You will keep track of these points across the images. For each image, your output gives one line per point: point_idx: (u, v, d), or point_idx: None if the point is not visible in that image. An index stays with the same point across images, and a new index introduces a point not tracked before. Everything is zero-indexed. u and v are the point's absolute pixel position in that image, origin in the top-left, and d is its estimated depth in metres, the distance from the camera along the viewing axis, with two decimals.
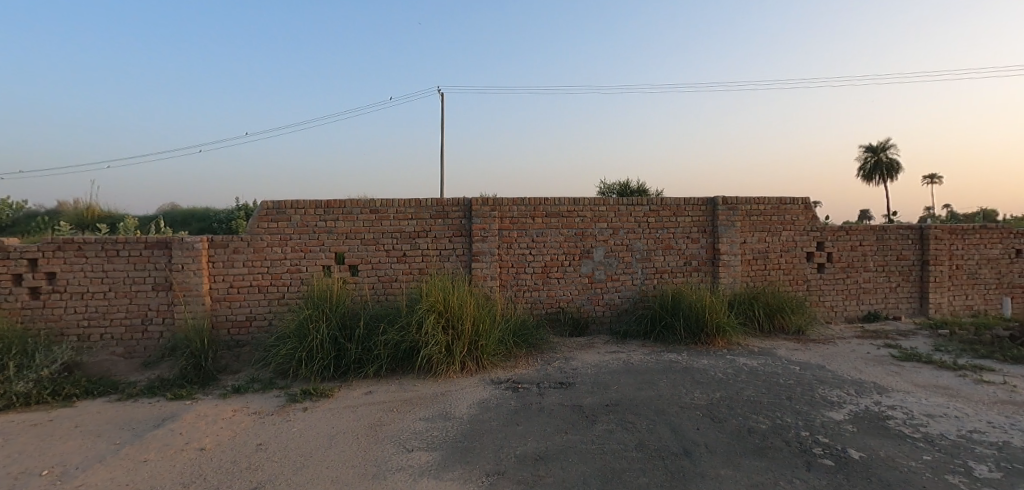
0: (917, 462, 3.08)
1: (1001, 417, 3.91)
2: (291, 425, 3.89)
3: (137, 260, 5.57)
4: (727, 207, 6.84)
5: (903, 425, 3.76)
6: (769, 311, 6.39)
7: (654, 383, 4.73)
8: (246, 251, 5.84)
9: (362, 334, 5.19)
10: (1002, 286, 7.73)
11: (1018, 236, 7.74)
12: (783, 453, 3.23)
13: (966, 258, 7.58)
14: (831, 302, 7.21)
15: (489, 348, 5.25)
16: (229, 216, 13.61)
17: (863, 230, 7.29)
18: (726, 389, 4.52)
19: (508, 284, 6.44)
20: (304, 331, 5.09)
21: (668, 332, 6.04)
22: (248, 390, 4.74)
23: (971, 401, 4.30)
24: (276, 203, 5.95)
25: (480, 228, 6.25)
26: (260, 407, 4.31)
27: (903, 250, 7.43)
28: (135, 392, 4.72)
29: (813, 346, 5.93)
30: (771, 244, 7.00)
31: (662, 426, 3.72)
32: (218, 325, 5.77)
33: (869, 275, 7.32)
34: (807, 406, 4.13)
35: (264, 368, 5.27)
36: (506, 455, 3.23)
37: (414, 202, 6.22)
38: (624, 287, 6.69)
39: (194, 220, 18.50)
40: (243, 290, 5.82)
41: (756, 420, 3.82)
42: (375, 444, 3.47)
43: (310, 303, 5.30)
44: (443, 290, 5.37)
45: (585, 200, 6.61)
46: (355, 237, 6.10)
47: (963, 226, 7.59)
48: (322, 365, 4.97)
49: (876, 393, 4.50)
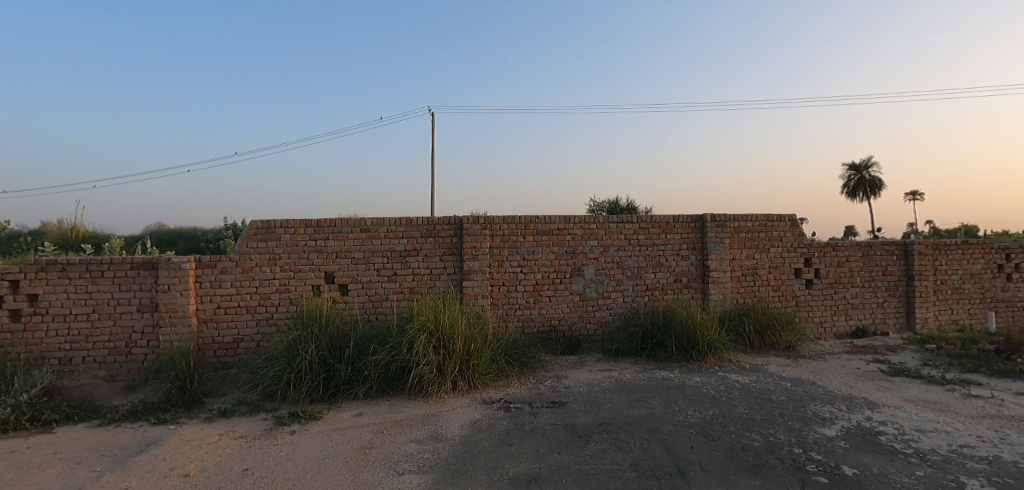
0: (910, 478, 3.08)
1: (991, 432, 3.94)
2: (278, 449, 3.80)
3: (123, 281, 5.48)
4: (716, 224, 6.91)
5: (895, 440, 3.77)
6: (760, 328, 6.42)
7: (648, 401, 4.71)
8: (235, 271, 5.78)
9: (352, 355, 5.13)
10: (985, 301, 7.85)
11: (999, 251, 7.89)
12: (777, 470, 3.22)
13: (950, 273, 7.70)
14: (820, 317, 7.27)
15: (482, 367, 5.21)
16: (217, 236, 13.54)
17: (850, 246, 7.38)
18: (719, 406, 4.51)
19: (500, 302, 6.42)
20: (292, 352, 5.01)
21: (660, 349, 6.04)
22: (235, 413, 4.64)
23: (961, 415, 4.33)
24: (266, 222, 5.91)
25: (471, 247, 6.25)
26: (246, 431, 4.22)
27: (889, 266, 7.53)
28: (117, 417, 4.59)
29: (804, 362, 5.95)
30: (759, 260, 7.07)
31: (656, 445, 3.71)
32: (205, 346, 5.67)
33: (856, 290, 7.41)
34: (799, 422, 4.14)
35: (251, 391, 5.17)
36: (499, 477, 3.18)
37: (404, 221, 6.21)
38: (615, 305, 6.70)
39: (181, 240, 18.37)
40: (231, 310, 5.74)
41: (750, 437, 3.81)
42: (365, 467, 3.41)
43: (300, 324, 5.24)
44: (434, 309, 5.33)
45: (575, 218, 6.65)
46: (345, 256, 6.06)
47: (947, 242, 7.72)
48: (311, 386, 4.88)
49: (867, 408, 4.52)
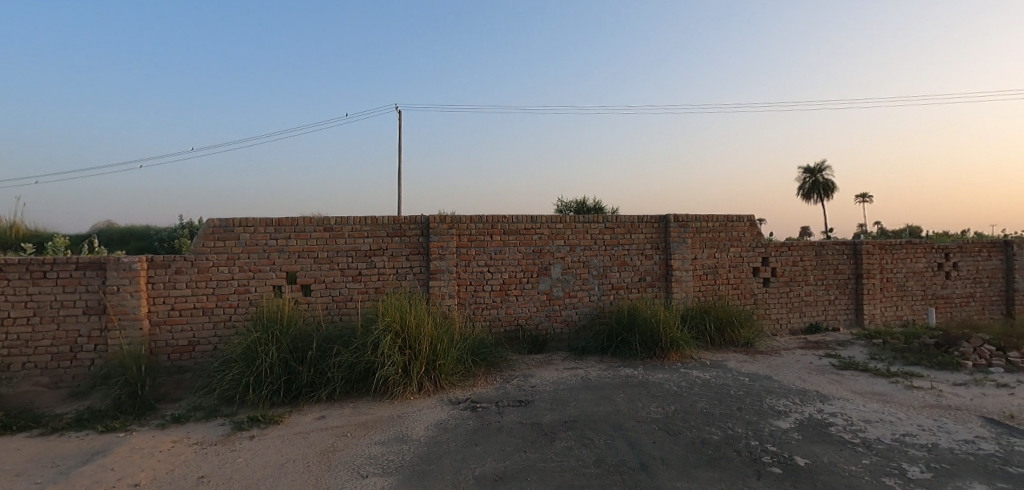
0: (857, 466, 3.24)
1: (930, 420, 4.19)
2: (236, 455, 3.68)
3: (67, 282, 5.19)
4: (679, 224, 7.08)
5: (844, 431, 3.96)
6: (720, 324, 6.63)
7: (612, 398, 4.79)
8: (190, 271, 5.56)
9: (315, 356, 5.01)
10: (927, 297, 8.33)
11: (939, 250, 8.39)
12: (735, 462, 3.33)
13: (896, 272, 8.14)
14: (777, 314, 7.56)
15: (448, 367, 5.19)
16: (172, 235, 12.95)
17: (805, 245, 7.70)
18: (681, 402, 4.63)
19: (467, 302, 6.40)
20: (252, 354, 4.86)
21: (625, 347, 6.14)
22: (190, 419, 4.46)
23: (903, 406, 4.59)
24: (224, 221, 5.70)
25: (438, 246, 6.21)
26: (202, 437, 4.06)
27: (840, 264, 7.89)
28: (61, 425, 4.35)
29: (761, 357, 6.17)
30: (720, 260, 7.29)
31: (619, 441, 3.77)
32: (158, 350, 5.43)
33: (810, 288, 7.74)
34: (756, 416, 4.29)
35: (208, 395, 4.99)
36: (465, 477, 3.18)
37: (370, 220, 6.11)
38: (582, 304, 6.78)
39: (133, 239, 17.48)
40: (186, 312, 5.52)
41: (710, 431, 3.93)
42: (327, 471, 3.34)
43: (259, 325, 5.08)
44: (400, 309, 5.27)
45: (542, 218, 6.69)
46: (308, 256, 5.92)
47: (893, 242, 8.15)
48: (271, 390, 4.75)
49: (819, 401, 4.72)
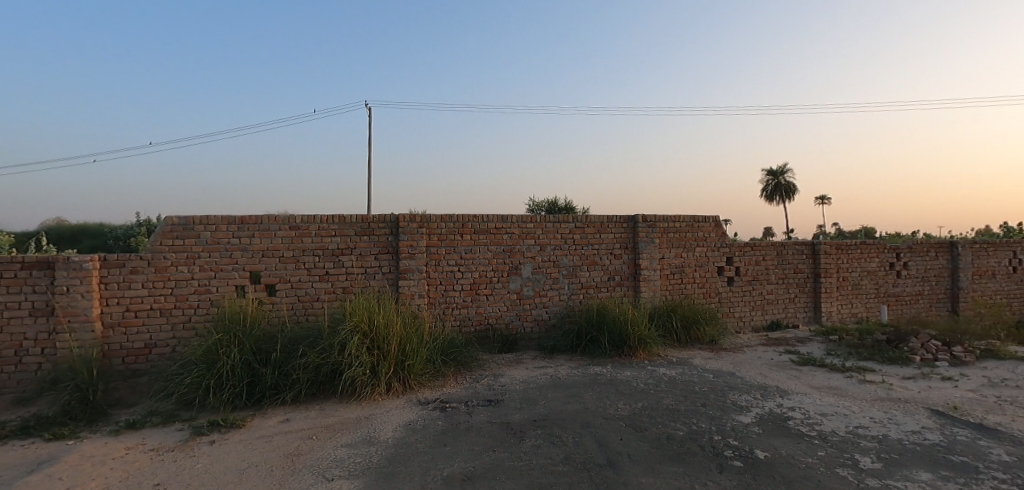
0: (813, 458, 3.37)
1: (881, 413, 4.40)
2: (195, 461, 3.56)
3: (12, 282, 4.91)
4: (647, 225, 7.21)
5: (801, 424, 4.11)
6: (686, 323, 6.79)
7: (581, 396, 4.84)
8: (146, 271, 5.34)
9: (279, 358, 4.89)
10: (880, 296, 8.72)
11: (891, 251, 8.81)
12: (699, 457, 3.42)
13: (852, 271, 8.50)
14: (741, 312, 7.79)
15: (417, 367, 5.15)
16: (128, 233, 12.39)
17: (768, 246, 7.96)
18: (648, 399, 4.72)
19: (437, 301, 6.36)
20: (212, 357, 4.70)
21: (594, 346, 6.22)
22: (145, 425, 4.29)
23: (857, 399, 4.80)
24: (183, 218, 5.51)
25: (408, 245, 6.15)
26: (158, 443, 3.91)
27: (800, 264, 8.19)
28: (3, 434, 4.11)
29: (725, 354, 6.35)
30: (687, 259, 7.46)
31: (587, 439, 3.82)
32: (111, 353, 5.19)
33: (772, 286, 8.00)
34: (719, 411, 4.41)
35: (166, 400, 4.81)
36: (433, 478, 3.16)
37: (337, 219, 6.00)
38: (552, 303, 6.83)
39: (86, 238, 16.64)
40: (142, 313, 5.30)
41: (675, 427, 4.02)
42: (291, 475, 3.27)
43: (221, 327, 4.93)
44: (368, 309, 5.20)
45: (512, 217, 6.70)
46: (272, 255, 5.77)
47: (850, 242, 8.50)
48: (233, 393, 4.60)
49: (778, 396, 4.89)
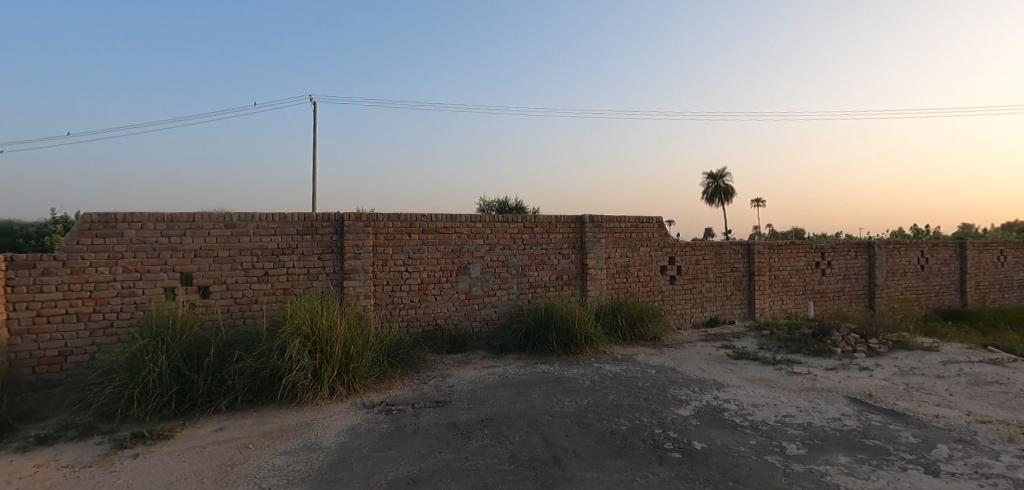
0: (745, 447, 3.57)
1: (806, 402, 4.72)
2: (116, 477, 3.31)
3: None
4: (594, 225, 7.39)
5: (735, 415, 4.34)
6: (631, 320, 7.03)
7: (529, 395, 4.89)
8: (60, 272, 4.91)
9: (213, 364, 4.64)
10: (808, 292, 9.36)
11: (817, 250, 9.47)
12: (640, 450, 3.54)
13: (783, 269, 9.07)
14: (683, 310, 8.14)
15: (361, 370, 5.04)
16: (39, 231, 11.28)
17: (708, 245, 8.36)
18: (593, 396, 4.84)
19: (383, 302, 6.24)
20: (137, 364, 4.39)
21: (542, 344, 6.31)
22: (59, 440, 3.94)
23: (785, 390, 5.13)
24: (104, 215, 5.11)
25: (353, 245, 6.00)
26: (74, 460, 3.61)
27: (737, 263, 8.65)
28: None
29: (667, 350, 6.61)
30: (632, 259, 7.71)
31: (534, 437, 3.86)
32: (18, 363, 4.72)
33: (712, 284, 8.41)
34: (660, 405, 4.59)
35: (83, 412, 4.44)
36: (376, 483, 3.10)
37: (277, 217, 5.77)
38: (501, 302, 6.86)
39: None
40: (55, 318, 4.88)
41: (618, 422, 4.14)
42: (224, 487, 3.11)
43: (148, 332, 4.61)
44: (310, 311, 5.03)
45: (461, 216, 6.68)
46: (205, 255, 5.47)
47: (782, 242, 9.07)
48: (160, 402, 4.31)
49: (715, 389, 5.14)
